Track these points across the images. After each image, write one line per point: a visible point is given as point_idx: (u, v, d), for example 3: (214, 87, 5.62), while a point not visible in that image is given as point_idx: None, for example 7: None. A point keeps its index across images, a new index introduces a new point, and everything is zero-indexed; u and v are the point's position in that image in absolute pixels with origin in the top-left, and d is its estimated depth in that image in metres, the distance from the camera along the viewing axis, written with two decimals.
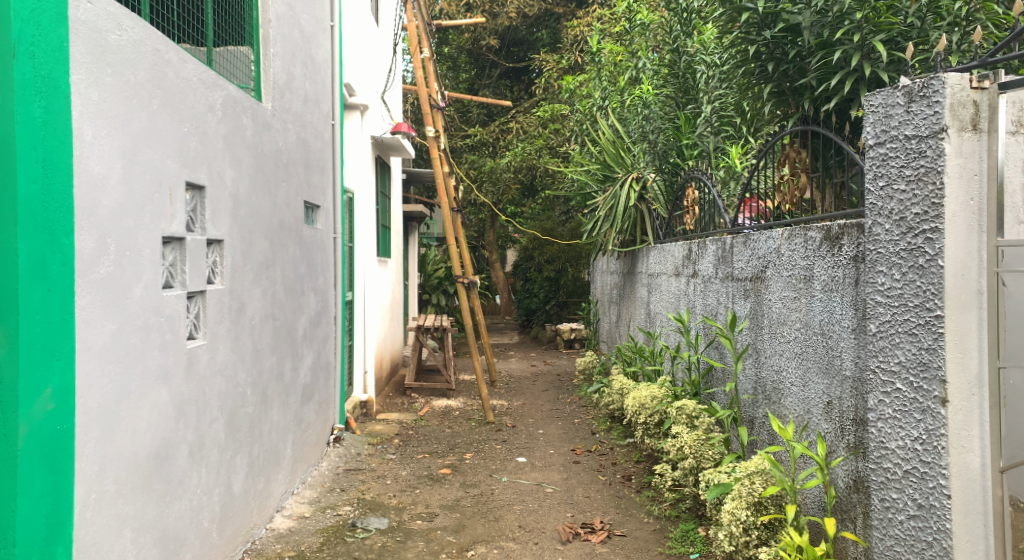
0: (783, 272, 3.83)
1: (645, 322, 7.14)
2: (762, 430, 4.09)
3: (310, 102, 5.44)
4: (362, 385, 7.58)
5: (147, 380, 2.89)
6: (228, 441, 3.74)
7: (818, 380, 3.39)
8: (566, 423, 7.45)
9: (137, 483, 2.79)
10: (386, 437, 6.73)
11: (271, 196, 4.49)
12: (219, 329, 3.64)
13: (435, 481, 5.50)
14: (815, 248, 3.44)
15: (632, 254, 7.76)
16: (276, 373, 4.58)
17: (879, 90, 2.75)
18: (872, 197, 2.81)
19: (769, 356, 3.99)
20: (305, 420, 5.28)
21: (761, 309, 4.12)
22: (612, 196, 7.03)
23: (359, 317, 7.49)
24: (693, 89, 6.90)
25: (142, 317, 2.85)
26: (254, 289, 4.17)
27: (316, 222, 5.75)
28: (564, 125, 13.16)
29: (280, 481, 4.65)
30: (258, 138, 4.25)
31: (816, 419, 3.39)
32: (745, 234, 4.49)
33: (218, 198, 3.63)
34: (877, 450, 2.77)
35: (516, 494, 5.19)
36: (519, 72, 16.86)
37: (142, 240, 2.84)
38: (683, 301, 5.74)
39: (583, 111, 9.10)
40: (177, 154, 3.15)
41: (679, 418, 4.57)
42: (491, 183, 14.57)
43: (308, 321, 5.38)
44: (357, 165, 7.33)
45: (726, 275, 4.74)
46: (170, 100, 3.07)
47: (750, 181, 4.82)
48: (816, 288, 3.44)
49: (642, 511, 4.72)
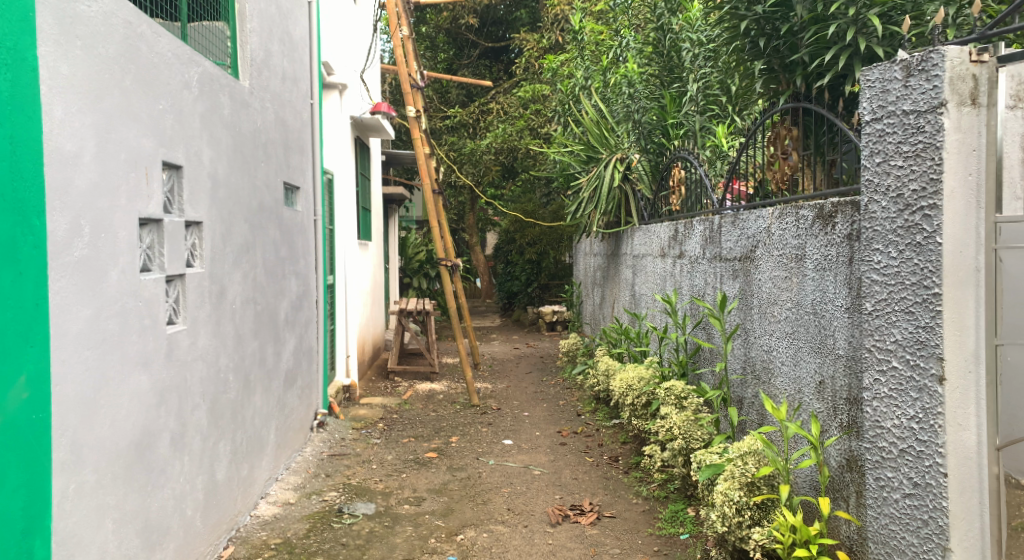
0: (773, 251, 3.80)
1: (630, 303, 7.12)
2: (752, 410, 4.07)
3: (288, 80, 5.31)
4: (345, 369, 7.49)
5: (126, 366, 2.79)
6: (210, 428, 3.64)
7: (810, 359, 3.37)
8: (551, 405, 7.42)
9: (118, 473, 2.70)
10: (370, 421, 6.66)
11: (249, 177, 4.37)
12: (199, 314, 3.54)
13: (422, 465, 5.45)
14: (808, 226, 3.40)
15: (617, 236, 7.72)
16: (258, 358, 4.48)
17: (876, 65, 2.70)
18: (869, 174, 2.77)
19: (759, 336, 3.97)
20: (288, 405, 5.19)
21: (750, 288, 4.09)
22: (597, 176, 7.13)
23: (341, 301, 7.39)
24: (678, 68, 6.63)
25: (120, 302, 2.75)
26: (234, 273, 4.07)
27: (297, 204, 5.64)
28: (546, 106, 13.03)
29: (264, 467, 4.56)
30: (236, 117, 4.12)
31: (809, 398, 3.37)
32: (733, 214, 4.45)
33: (196, 178, 3.52)
34: (872, 430, 2.75)
35: (503, 477, 5.16)
36: (498, 53, 16.69)
37: (118, 221, 2.73)
38: (670, 281, 5.71)
39: (565, 91, 8.87)
40: (152, 132, 3.03)
41: (668, 399, 4.52)
42: (471, 165, 14.47)
43: (290, 305, 5.28)
44: (337, 146, 7.20)
45: (714, 255, 4.71)
46: (144, 77, 2.96)
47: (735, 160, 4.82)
48: (807, 267, 3.41)
49: (630, 492, 4.70)
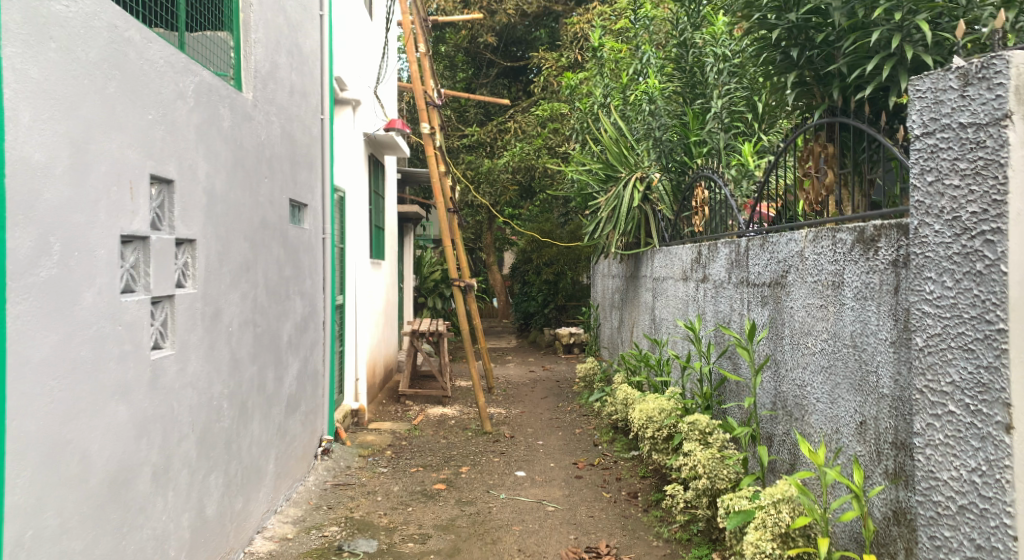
0: (806, 278, 3.53)
1: (649, 327, 6.84)
2: (783, 449, 3.78)
3: (296, 94, 5.11)
4: (354, 392, 7.24)
5: (102, 396, 2.55)
6: (200, 460, 3.40)
7: (850, 397, 3.09)
8: (567, 434, 7.12)
9: (87, 515, 2.45)
10: (378, 449, 6.41)
11: (251, 193, 4.16)
12: (190, 338, 3.31)
13: (429, 498, 5.17)
14: (846, 251, 3.13)
15: (636, 258, 7.47)
16: (257, 383, 4.25)
17: (927, 74, 2.44)
18: (918, 195, 2.50)
19: (791, 369, 3.70)
20: (290, 432, 4.95)
21: (781, 317, 3.82)
22: (614, 196, 6.80)
23: (351, 322, 7.17)
24: (700, 84, 6.48)
25: (95, 326, 2.51)
26: (232, 294, 3.85)
27: (303, 221, 5.43)
28: (564, 124, 12.80)
29: (261, 500, 4.31)
30: (237, 131, 3.92)
31: (848, 439, 3.09)
32: (762, 236, 4.16)
33: (189, 193, 3.31)
34: (925, 481, 2.47)
35: (515, 513, 4.87)
36: (517, 72, 16.56)
37: (95, 239, 2.51)
38: (692, 307, 5.43)
39: (583, 109, 8.60)
40: (139, 144, 2.82)
41: (691, 435, 4.25)
42: (488, 184, 14.31)
43: (294, 327, 5.05)
44: (349, 163, 7.02)
45: (740, 281, 4.44)
46: (131, 84, 2.75)
47: (762, 180, 4.52)
48: (846, 295, 3.14)
49: (650, 533, 4.41)
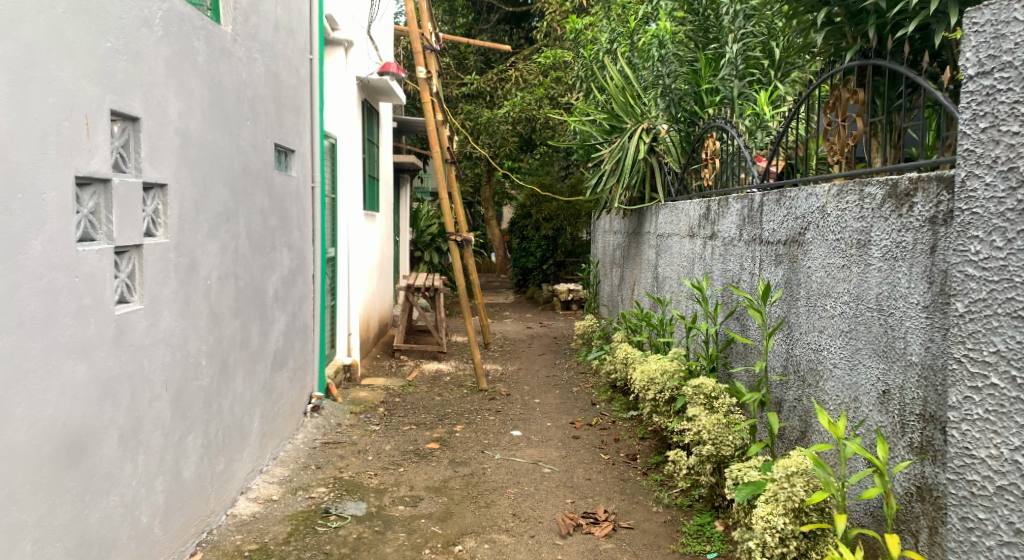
0: (827, 235, 3.30)
1: (652, 285, 6.61)
2: (793, 415, 3.58)
3: (282, 30, 4.78)
4: (346, 347, 7.03)
5: (56, 355, 2.35)
6: (176, 420, 3.19)
7: (872, 364, 2.88)
8: (565, 392, 6.93)
9: (39, 482, 2.29)
10: (370, 406, 6.21)
11: (231, 135, 3.87)
12: (162, 291, 3.07)
13: (422, 458, 4.99)
14: (876, 207, 2.89)
15: (640, 213, 7.22)
16: (240, 338, 4.03)
17: (987, 4, 2.15)
18: (968, 143, 2.23)
19: (805, 333, 3.49)
20: (277, 390, 4.74)
21: (797, 277, 3.59)
22: (620, 147, 6.57)
23: (344, 274, 6.92)
24: (714, 29, 6.19)
25: (47, 277, 2.33)
26: (210, 244, 3.59)
27: (291, 168, 5.15)
28: (567, 73, 12.38)
29: (245, 460, 4.11)
30: (215, 68, 3.62)
31: (868, 409, 2.88)
32: (778, 190, 3.91)
33: (159, 133, 3.03)
34: (958, 458, 2.24)
35: (510, 475, 4.70)
36: (520, 19, 16.00)
37: (43, 181, 2.31)
38: (698, 265, 5.19)
39: (586, 57, 8.20)
40: (94, 74, 2.56)
41: (696, 399, 4.05)
42: (488, 136, 13.86)
43: (280, 280, 4.80)
44: (340, 108, 6.70)
45: (752, 238, 4.20)
46: (83, 5, 2.49)
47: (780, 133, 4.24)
48: (873, 254, 2.91)
49: (649, 498, 4.23)
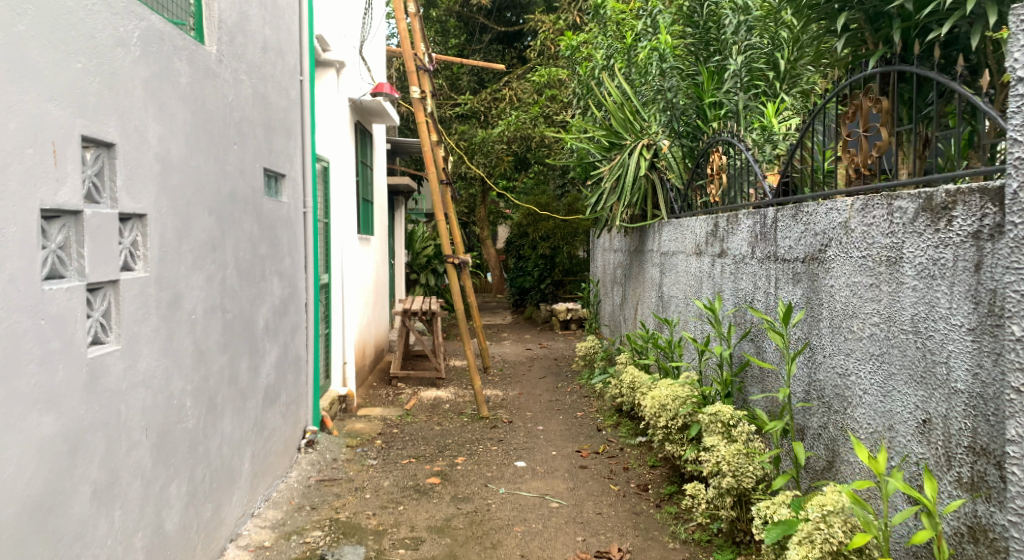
0: (851, 252, 3.10)
1: (656, 305, 6.41)
2: (819, 444, 3.36)
3: (270, 51, 4.59)
4: (342, 377, 6.79)
5: (14, 407, 2.15)
6: (158, 468, 2.96)
7: (908, 391, 2.67)
8: (569, 418, 6.70)
9: None
10: (367, 438, 5.97)
11: (217, 161, 3.67)
12: (141, 329, 2.85)
13: (422, 494, 4.75)
14: (908, 221, 2.70)
15: (641, 231, 7.05)
16: (228, 375, 3.80)
17: None
18: (1020, 150, 2.04)
19: (830, 356, 3.28)
20: (268, 427, 4.50)
21: (819, 297, 3.39)
22: (619, 164, 6.35)
23: (337, 301, 6.69)
24: (715, 42, 6.04)
25: (8, 321, 2.13)
26: (194, 277, 3.38)
27: (281, 193, 4.95)
28: (562, 91, 12.27)
29: (235, 505, 3.87)
30: (198, 90, 3.43)
31: (905, 439, 2.66)
32: (794, 204, 3.71)
33: (138, 159, 2.82)
34: (1019, 499, 2.03)
35: (516, 511, 4.46)
36: (512, 38, 15.92)
37: (3, 214, 2.11)
38: (707, 284, 4.99)
39: (583, 74, 8.06)
40: (62, 97, 2.35)
41: (713, 427, 3.81)
42: (482, 155, 13.80)
43: (271, 311, 4.58)
44: (332, 130, 6.51)
45: (766, 255, 4.01)
46: (48, 21, 2.29)
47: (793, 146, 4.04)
48: (905, 272, 2.71)
49: (665, 533, 4.00)
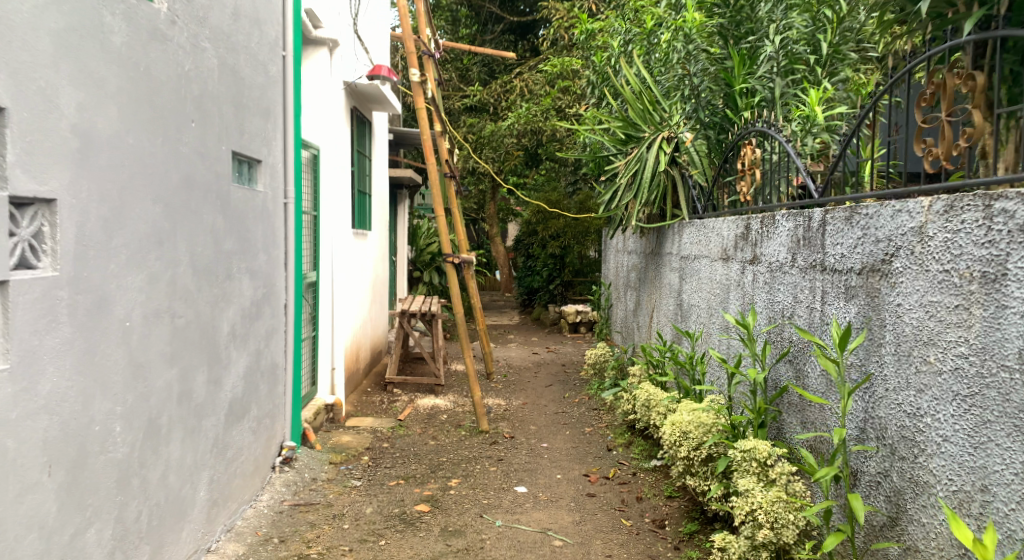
0: (927, 265, 2.51)
1: (675, 315, 5.80)
2: (880, 496, 2.76)
3: (243, 18, 4.03)
4: (330, 384, 6.21)
5: None
6: (68, 513, 2.40)
7: (1011, 445, 2.11)
8: (576, 434, 6.11)
9: None
10: (353, 454, 5.40)
11: (167, 139, 3.11)
12: (45, 340, 2.30)
13: (409, 525, 4.18)
14: (1017, 229, 2.12)
15: (658, 232, 6.46)
16: (179, 390, 3.24)
17: None
18: None
19: (895, 389, 2.68)
20: (232, 446, 3.93)
21: (883, 320, 2.78)
22: (637, 158, 5.77)
23: (326, 301, 6.12)
24: (747, 21, 5.36)
25: None
26: (131, 275, 2.81)
27: (256, 182, 4.38)
28: (576, 82, 11.64)
29: (184, 541, 3.30)
30: (141, 54, 2.87)
31: (1008, 508, 2.12)
32: (849, 204, 3.11)
33: (43, 132, 2.29)
34: None
35: (512, 549, 3.89)
36: (525, 30, 15.29)
37: None
38: (736, 296, 4.38)
39: (598, 62, 7.42)
40: None
41: (746, 467, 3.25)
42: (491, 149, 13.26)
43: (238, 315, 4.01)
44: (322, 115, 5.93)
45: (810, 264, 3.42)
46: None
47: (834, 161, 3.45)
48: (1010, 292, 2.13)
49: None
